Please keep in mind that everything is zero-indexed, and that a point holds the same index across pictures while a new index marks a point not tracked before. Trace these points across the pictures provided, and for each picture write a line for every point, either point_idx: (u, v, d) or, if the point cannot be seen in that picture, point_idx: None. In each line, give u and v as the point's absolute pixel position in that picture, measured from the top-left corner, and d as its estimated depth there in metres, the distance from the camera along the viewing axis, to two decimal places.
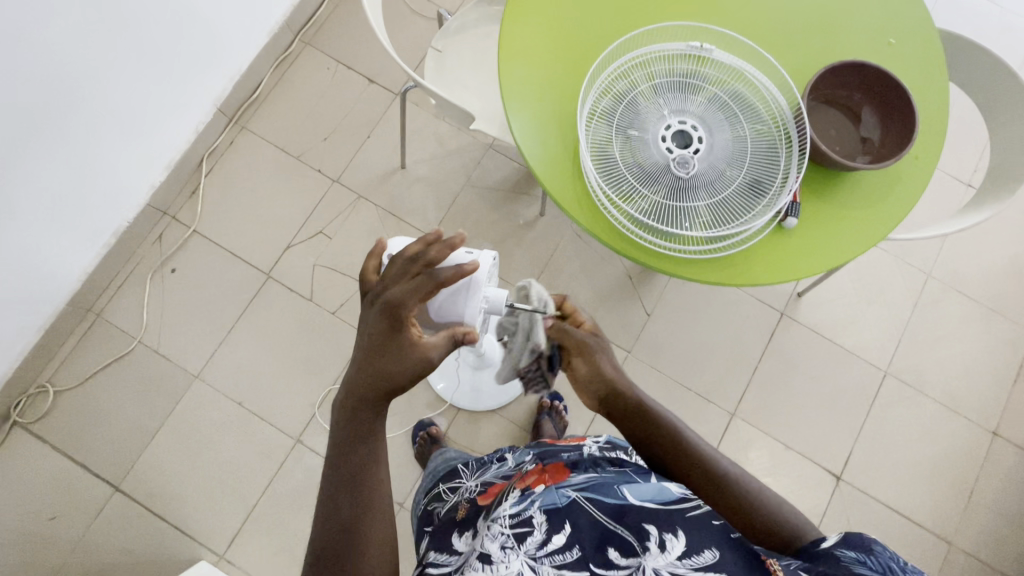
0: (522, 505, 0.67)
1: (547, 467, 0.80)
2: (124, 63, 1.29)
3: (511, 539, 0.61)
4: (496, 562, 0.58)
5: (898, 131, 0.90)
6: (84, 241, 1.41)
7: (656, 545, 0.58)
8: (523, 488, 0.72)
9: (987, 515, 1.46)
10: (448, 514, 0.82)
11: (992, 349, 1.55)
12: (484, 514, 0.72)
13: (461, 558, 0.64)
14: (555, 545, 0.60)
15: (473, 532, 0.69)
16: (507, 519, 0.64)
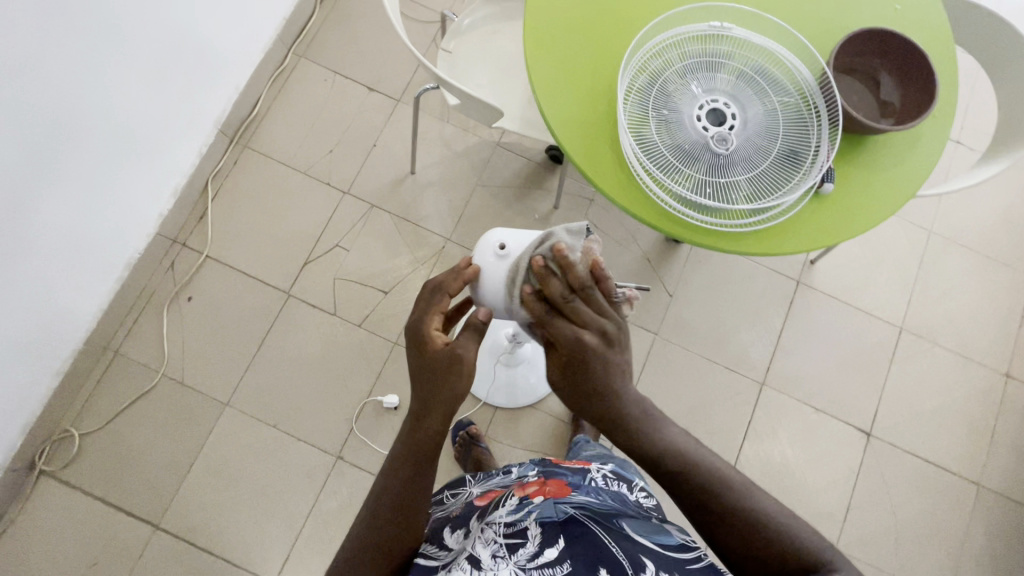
0: (517, 516, 0.74)
1: (549, 481, 0.85)
2: (131, 91, 1.25)
3: (502, 549, 0.68)
4: (485, 568, 0.65)
5: (918, 93, 0.94)
6: (97, 277, 1.37)
7: None
8: (521, 499, 0.79)
9: (1008, 454, 1.54)
10: (445, 511, 0.88)
11: (996, 296, 1.62)
12: (477, 516, 0.80)
13: (451, 553, 0.71)
14: (546, 559, 0.67)
15: (464, 531, 0.77)
16: (502, 527, 0.72)
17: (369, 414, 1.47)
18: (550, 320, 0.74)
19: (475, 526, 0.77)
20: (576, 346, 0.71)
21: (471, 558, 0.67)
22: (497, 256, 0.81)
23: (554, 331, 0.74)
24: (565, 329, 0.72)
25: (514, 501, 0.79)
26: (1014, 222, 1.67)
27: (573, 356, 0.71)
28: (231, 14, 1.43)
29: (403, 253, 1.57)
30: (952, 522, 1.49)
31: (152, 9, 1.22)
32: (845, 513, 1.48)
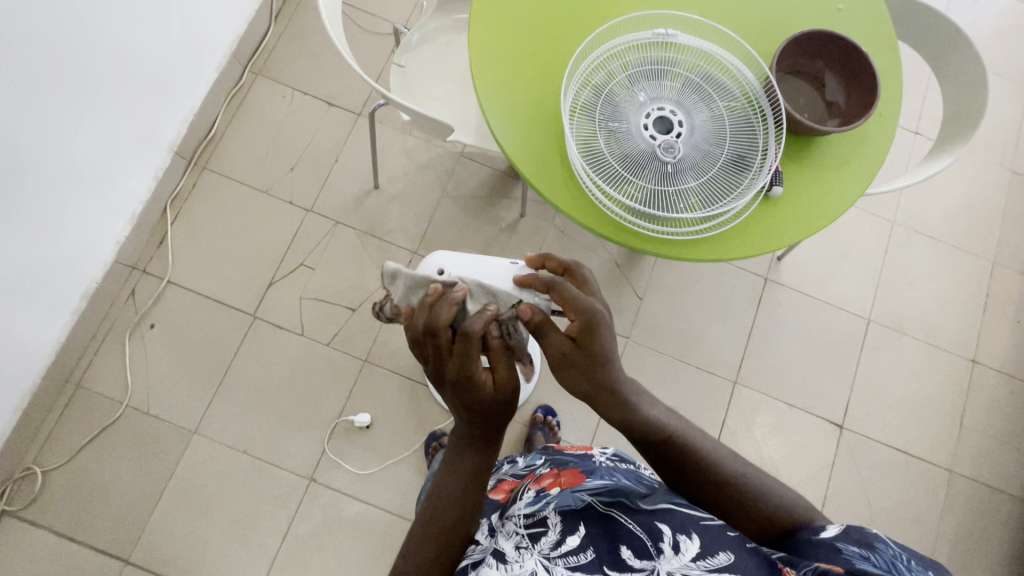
0: (535, 507, 0.77)
1: (564, 471, 0.85)
2: (78, 119, 1.21)
3: (525, 539, 0.72)
4: (511, 562, 0.67)
5: (862, 92, 0.94)
6: (54, 311, 1.33)
7: (670, 547, 0.66)
8: (539, 492, 0.80)
9: (978, 438, 1.56)
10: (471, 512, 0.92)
11: (960, 283, 1.65)
12: (499, 512, 0.82)
13: (480, 551, 0.72)
14: (569, 546, 0.69)
15: (487, 527, 0.79)
16: (521, 519, 0.75)
17: (341, 433, 1.45)
18: (557, 282, 0.74)
19: (498, 521, 0.79)
20: (584, 309, 0.72)
21: (497, 553, 0.69)
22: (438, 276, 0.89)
23: (563, 298, 0.74)
24: (576, 294, 0.73)
25: (531, 493, 0.81)
26: (974, 210, 1.69)
27: (585, 320, 0.72)
28: (181, 33, 1.40)
29: (370, 269, 1.55)
30: (926, 509, 1.51)
31: (95, 32, 1.18)
32: (822, 506, 1.49)
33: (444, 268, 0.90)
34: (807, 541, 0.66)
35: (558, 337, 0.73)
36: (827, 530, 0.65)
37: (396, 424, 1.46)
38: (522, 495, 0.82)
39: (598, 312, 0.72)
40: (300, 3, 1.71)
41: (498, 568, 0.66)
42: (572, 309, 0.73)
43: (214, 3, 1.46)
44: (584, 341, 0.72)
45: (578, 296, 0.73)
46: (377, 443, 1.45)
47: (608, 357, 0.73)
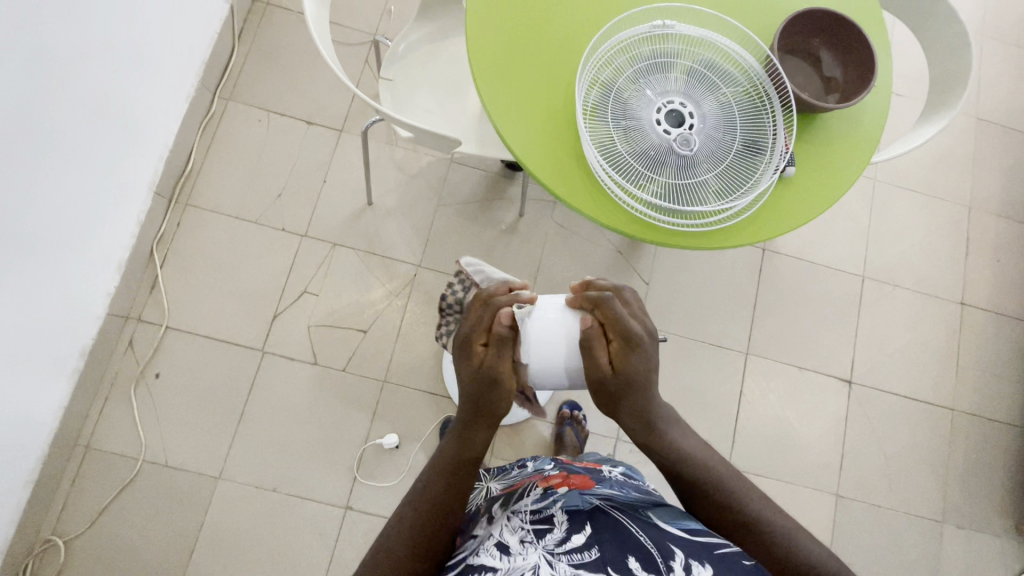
0: (543, 504, 0.75)
1: (572, 474, 0.85)
2: (54, 170, 1.13)
3: (530, 534, 0.69)
4: (514, 553, 0.66)
5: (858, 66, 0.96)
6: (53, 375, 1.26)
7: (680, 567, 0.61)
8: (545, 489, 0.80)
9: (974, 375, 1.65)
10: (470, 510, 0.90)
11: (942, 231, 1.72)
12: (501, 504, 0.83)
13: (478, 539, 0.74)
14: (574, 544, 0.65)
15: (490, 519, 0.79)
16: (528, 515, 0.73)
17: (370, 458, 1.43)
18: (607, 297, 0.71)
19: (501, 513, 0.79)
20: (627, 331, 0.71)
21: (500, 545, 0.68)
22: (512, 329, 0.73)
23: (607, 317, 0.71)
24: (622, 314, 0.71)
25: (538, 491, 0.80)
26: (948, 159, 1.77)
27: (626, 342, 0.71)
28: (148, 68, 1.32)
29: (375, 288, 1.52)
30: (935, 449, 1.59)
31: (67, 76, 1.11)
32: (840, 459, 1.57)
33: (521, 318, 0.73)
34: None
35: (598, 357, 0.71)
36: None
37: (423, 441, 1.45)
38: (528, 492, 0.82)
39: (640, 335, 0.72)
40: (263, 20, 1.65)
41: (499, 559, 0.66)
42: (615, 328, 0.71)
43: (177, 32, 1.39)
44: (622, 365, 0.71)
45: (624, 316, 0.71)
46: (407, 463, 1.43)
47: (643, 380, 0.72)
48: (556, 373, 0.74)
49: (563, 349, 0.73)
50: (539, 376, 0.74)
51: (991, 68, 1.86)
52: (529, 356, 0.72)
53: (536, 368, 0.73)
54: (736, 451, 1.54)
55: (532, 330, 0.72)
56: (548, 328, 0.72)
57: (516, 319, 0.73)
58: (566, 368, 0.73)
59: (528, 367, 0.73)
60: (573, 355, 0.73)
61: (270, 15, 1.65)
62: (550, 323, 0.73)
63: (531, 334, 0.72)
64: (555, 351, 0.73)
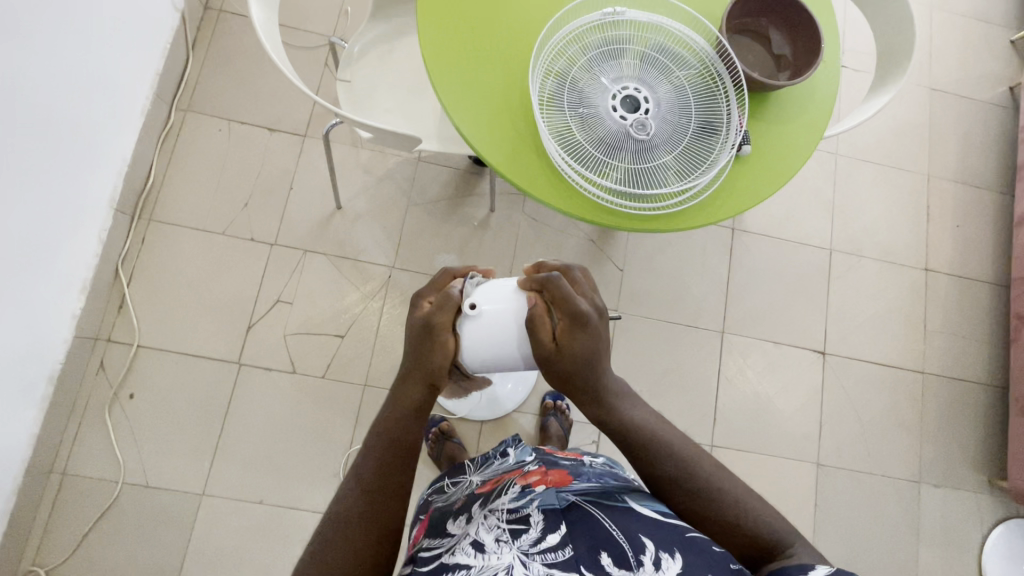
0: (520, 503, 0.71)
1: (551, 471, 0.82)
2: (11, 196, 1.10)
3: (505, 533, 0.66)
4: (488, 553, 0.63)
5: (806, 42, 0.98)
6: (22, 404, 1.23)
7: (651, 562, 0.60)
8: (523, 487, 0.76)
9: (942, 339, 1.70)
10: (448, 507, 0.87)
11: (903, 201, 1.77)
12: (480, 503, 0.80)
13: (454, 539, 0.71)
14: (549, 543, 0.63)
15: (467, 518, 0.77)
16: (504, 514, 0.70)
17: (355, 463, 1.42)
18: (554, 277, 0.70)
19: (478, 511, 0.76)
20: (575, 311, 0.70)
21: (474, 544, 0.66)
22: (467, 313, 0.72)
23: (555, 296, 0.70)
24: (569, 293, 0.70)
25: (517, 489, 0.76)
26: (906, 129, 1.81)
27: (573, 323, 0.70)
28: (99, 83, 1.29)
29: (349, 292, 1.51)
30: (909, 412, 1.64)
31: (17, 95, 1.07)
32: (819, 429, 1.60)
33: (476, 303, 0.73)
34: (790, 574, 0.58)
35: (543, 337, 0.71)
36: (814, 568, 0.57)
37: None
38: (507, 489, 0.78)
39: (588, 315, 0.71)
40: (217, 28, 1.62)
41: (473, 557, 0.63)
42: (562, 309, 0.70)
43: (129, 46, 1.36)
44: (568, 344, 0.71)
45: (571, 296, 0.70)
46: None
47: (590, 358, 0.71)
48: (512, 358, 0.74)
49: (516, 332, 0.73)
50: (495, 361, 0.74)
51: (942, 38, 1.91)
52: (485, 340, 0.72)
53: (492, 352, 0.73)
54: (717, 429, 1.57)
55: (488, 314, 0.72)
56: (504, 311, 0.72)
57: (471, 304, 0.73)
58: (521, 351, 0.74)
59: (485, 353, 0.73)
60: (524, 337, 0.73)
61: (225, 22, 1.62)
62: (504, 307, 0.73)
63: (487, 318, 0.72)
64: (509, 334, 0.73)
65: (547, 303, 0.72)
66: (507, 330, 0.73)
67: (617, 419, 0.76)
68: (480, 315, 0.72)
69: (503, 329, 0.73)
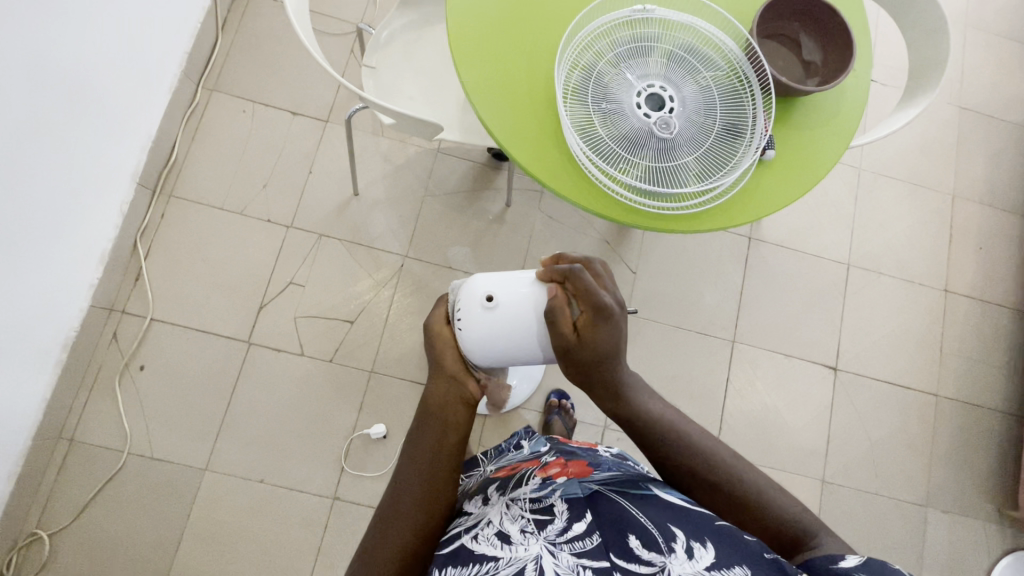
0: (542, 493, 0.72)
1: (570, 462, 0.84)
2: (36, 162, 1.12)
3: (530, 524, 0.66)
4: (515, 543, 0.63)
5: (838, 49, 0.96)
6: (35, 369, 1.25)
7: (682, 550, 0.58)
8: (544, 478, 0.78)
9: (958, 362, 1.67)
10: (464, 492, 0.87)
11: (926, 220, 1.74)
12: (497, 487, 0.80)
13: (473, 519, 0.71)
14: (575, 532, 0.63)
15: (485, 499, 0.77)
16: (527, 504, 0.70)
17: (358, 448, 1.43)
18: (577, 270, 0.70)
19: (497, 496, 0.76)
20: (598, 303, 0.70)
21: (500, 533, 0.65)
22: (484, 306, 0.72)
23: (578, 288, 0.70)
24: (592, 285, 0.70)
25: (537, 479, 0.78)
26: (932, 147, 1.78)
27: (595, 314, 0.70)
28: (130, 57, 1.31)
29: (362, 278, 1.52)
30: (920, 435, 1.61)
31: (46, 64, 1.09)
32: (826, 446, 1.58)
33: (493, 295, 0.73)
34: (820, 567, 0.58)
35: (565, 328, 0.70)
36: (844, 559, 0.57)
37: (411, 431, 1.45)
38: (527, 479, 0.79)
39: (611, 307, 0.70)
40: (247, 10, 1.63)
41: (500, 549, 0.62)
42: (583, 300, 0.70)
43: (161, 22, 1.38)
44: (588, 334, 0.71)
45: (594, 288, 0.70)
46: (395, 453, 1.43)
47: (611, 350, 0.71)
48: (530, 349, 0.74)
49: (535, 323, 0.73)
50: (514, 353, 0.74)
51: (974, 57, 1.87)
52: (502, 331, 0.73)
53: (511, 342, 0.73)
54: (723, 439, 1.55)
55: (505, 305, 0.73)
56: (523, 302, 0.72)
57: (489, 296, 0.73)
58: (541, 342, 0.73)
59: (503, 344, 0.73)
60: (544, 328, 0.73)
61: (254, 5, 1.64)
62: (522, 298, 0.73)
63: (505, 310, 0.72)
64: (528, 325, 0.73)
65: (569, 295, 0.72)
66: (525, 321, 0.72)
67: (629, 413, 0.75)
68: (495, 308, 0.72)
69: (518, 320, 0.72)
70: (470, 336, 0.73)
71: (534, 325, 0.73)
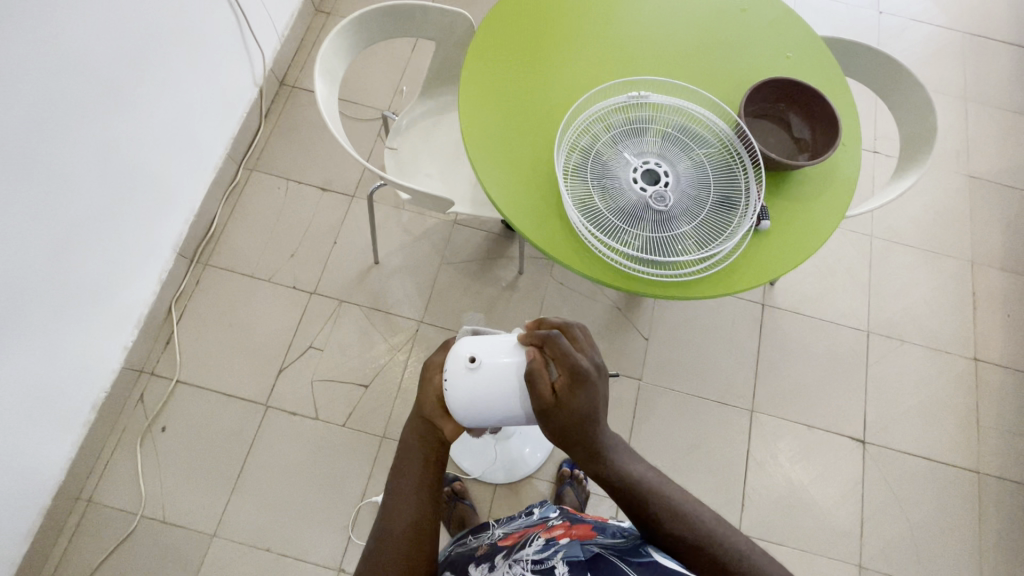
0: (545, 554, 0.71)
1: (574, 525, 0.82)
2: (85, 232, 1.26)
3: None
4: None
5: (824, 128, 1.02)
6: (61, 427, 1.31)
7: None
8: (547, 539, 0.77)
9: (997, 436, 1.57)
10: (468, 552, 0.86)
11: (945, 286, 1.71)
12: (503, 553, 0.78)
13: None
14: None
15: (490, 566, 0.75)
16: (530, 565, 0.70)
17: (366, 517, 1.41)
18: (554, 335, 0.73)
19: (502, 561, 0.75)
20: (575, 367, 0.72)
21: None
22: (468, 368, 0.75)
23: (555, 352, 0.73)
24: (568, 350, 0.72)
25: (540, 541, 0.77)
26: (944, 215, 1.79)
27: (573, 378, 0.72)
28: (181, 143, 1.48)
29: (378, 343, 1.57)
30: (965, 516, 1.49)
31: (103, 149, 1.25)
32: (861, 526, 1.47)
33: (476, 355, 0.76)
34: None
35: (543, 389, 0.72)
36: None
37: None
38: (530, 542, 0.78)
39: (588, 370, 0.72)
40: (288, 101, 1.83)
41: None
42: (560, 364, 0.73)
43: (212, 113, 1.57)
44: (566, 397, 0.72)
45: (570, 352, 0.72)
46: None
47: (589, 414, 0.73)
48: (513, 410, 0.76)
49: (517, 385, 0.75)
50: (498, 413, 0.76)
51: (977, 128, 1.92)
52: (485, 392, 0.75)
53: (495, 404, 0.75)
54: (746, 516, 1.47)
55: (487, 367, 0.75)
56: (505, 364, 0.75)
57: (471, 357, 0.76)
58: (522, 404, 0.76)
59: (486, 406, 0.75)
60: (525, 390, 0.75)
61: (295, 96, 1.84)
62: (504, 360, 0.76)
63: (487, 371, 0.75)
64: (510, 387, 0.75)
65: (547, 358, 0.75)
66: (506, 385, 0.75)
67: (623, 483, 0.74)
68: (478, 368, 0.75)
69: (501, 381, 0.75)
70: (455, 397, 0.75)
71: (515, 388, 0.75)
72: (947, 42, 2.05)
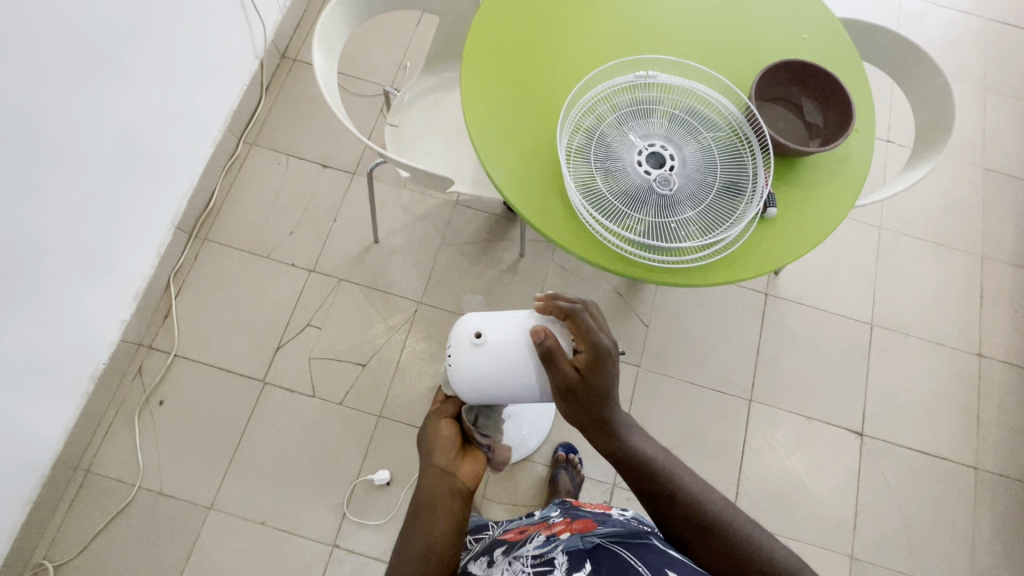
0: (545, 549, 0.71)
1: (575, 520, 0.82)
2: (81, 204, 1.24)
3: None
4: None
5: (838, 113, 0.99)
6: (59, 397, 1.32)
7: None
8: (548, 535, 0.76)
9: (996, 433, 1.56)
10: (470, 552, 0.86)
11: (953, 280, 1.68)
12: (503, 549, 0.78)
13: None
14: None
15: (490, 562, 0.75)
16: (529, 560, 0.69)
17: (360, 495, 1.42)
18: (580, 310, 0.72)
19: (501, 557, 0.74)
20: (598, 344, 0.71)
21: None
22: (473, 344, 0.75)
23: (578, 328, 0.72)
24: (593, 327, 0.72)
25: (540, 537, 0.76)
26: (955, 208, 1.75)
27: (594, 355, 0.72)
28: (178, 114, 1.45)
29: (377, 323, 1.56)
30: (959, 512, 1.49)
31: (99, 120, 1.23)
32: (854, 518, 1.48)
33: (482, 331, 0.75)
34: None
35: (566, 366, 0.71)
36: None
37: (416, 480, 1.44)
38: (530, 539, 0.77)
39: (609, 349, 0.72)
40: (289, 73, 1.79)
41: None
42: (583, 340, 0.72)
43: (211, 85, 1.54)
44: (587, 375, 0.72)
45: (594, 329, 0.72)
46: (398, 500, 1.42)
47: (609, 393, 0.73)
48: (517, 388, 0.75)
49: (520, 364, 0.74)
50: (503, 391, 0.76)
51: (995, 119, 1.87)
52: (489, 368, 0.74)
53: (498, 381, 0.75)
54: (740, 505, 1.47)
55: (492, 343, 0.75)
56: (511, 342, 0.75)
57: (478, 332, 0.75)
58: (525, 382, 0.75)
59: (491, 382, 0.75)
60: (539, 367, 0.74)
61: (297, 69, 1.80)
62: (511, 336, 0.75)
63: (492, 348, 0.75)
64: (515, 364, 0.74)
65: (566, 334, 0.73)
66: (515, 360, 0.74)
67: (622, 462, 0.74)
68: (484, 345, 0.75)
69: (506, 359, 0.74)
70: (458, 371, 0.75)
71: (519, 366, 0.75)
72: (969, 28, 1.99)
